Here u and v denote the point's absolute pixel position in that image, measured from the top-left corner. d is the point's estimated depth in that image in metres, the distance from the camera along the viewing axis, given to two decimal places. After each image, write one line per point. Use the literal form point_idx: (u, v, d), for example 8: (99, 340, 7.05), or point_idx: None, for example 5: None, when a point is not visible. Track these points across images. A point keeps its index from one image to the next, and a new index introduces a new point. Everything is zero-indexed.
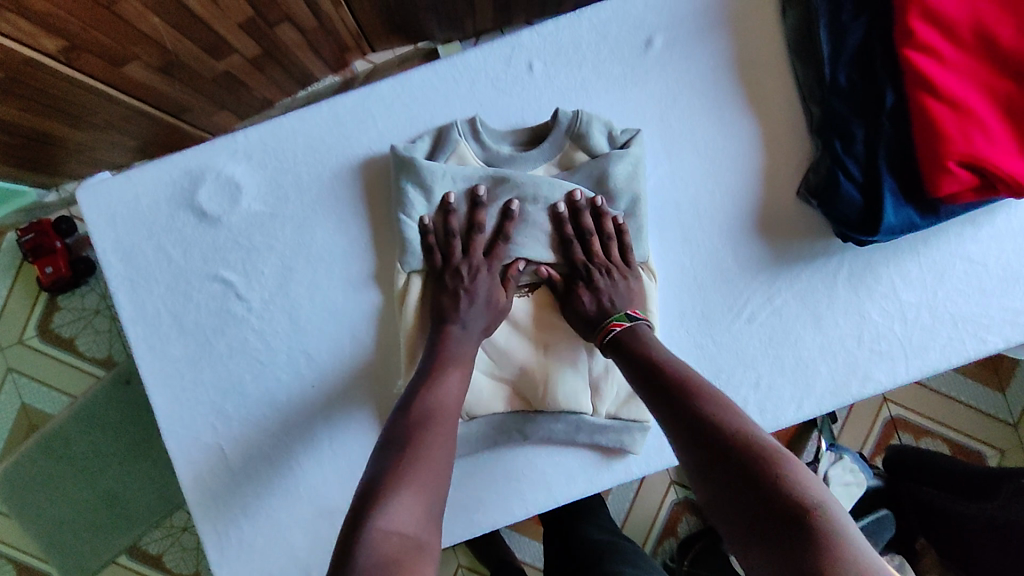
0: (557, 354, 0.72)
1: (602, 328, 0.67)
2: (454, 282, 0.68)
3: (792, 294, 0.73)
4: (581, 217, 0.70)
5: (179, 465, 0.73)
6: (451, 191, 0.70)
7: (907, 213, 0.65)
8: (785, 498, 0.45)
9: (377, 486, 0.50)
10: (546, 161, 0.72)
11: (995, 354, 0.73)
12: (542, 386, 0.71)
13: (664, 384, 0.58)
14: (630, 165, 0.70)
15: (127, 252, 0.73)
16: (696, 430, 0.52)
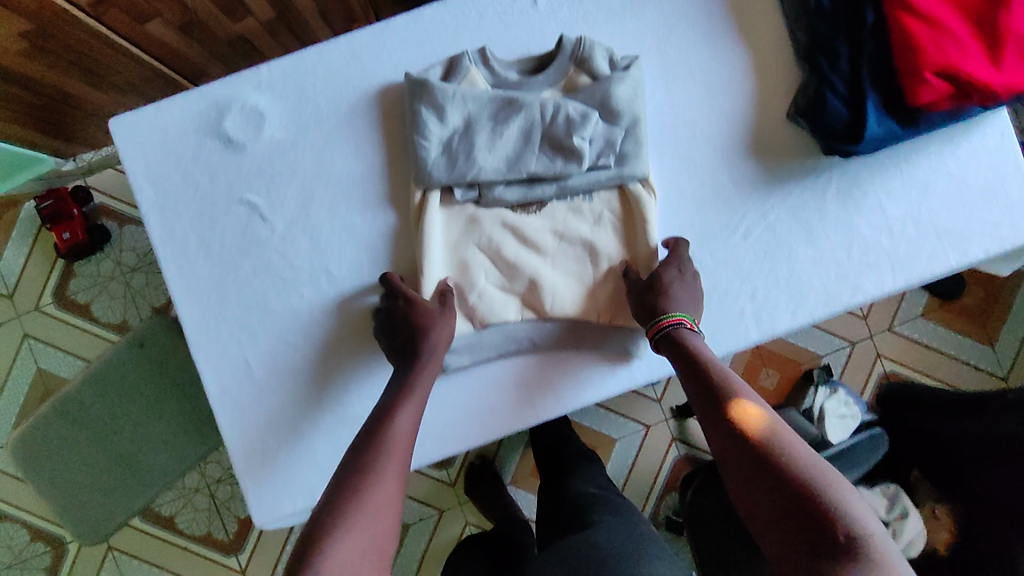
0: (564, 267, 0.77)
1: (658, 322, 0.71)
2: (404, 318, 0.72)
3: (784, 211, 0.77)
4: (584, 129, 0.73)
5: (209, 379, 0.77)
6: (463, 110, 0.74)
7: (889, 125, 0.70)
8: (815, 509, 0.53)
9: (321, 528, 0.54)
10: (551, 86, 0.76)
11: (974, 265, 0.78)
12: (551, 297, 0.76)
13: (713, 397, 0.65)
14: (631, 87, 0.75)
15: (156, 179, 0.77)
16: (737, 438, 0.60)
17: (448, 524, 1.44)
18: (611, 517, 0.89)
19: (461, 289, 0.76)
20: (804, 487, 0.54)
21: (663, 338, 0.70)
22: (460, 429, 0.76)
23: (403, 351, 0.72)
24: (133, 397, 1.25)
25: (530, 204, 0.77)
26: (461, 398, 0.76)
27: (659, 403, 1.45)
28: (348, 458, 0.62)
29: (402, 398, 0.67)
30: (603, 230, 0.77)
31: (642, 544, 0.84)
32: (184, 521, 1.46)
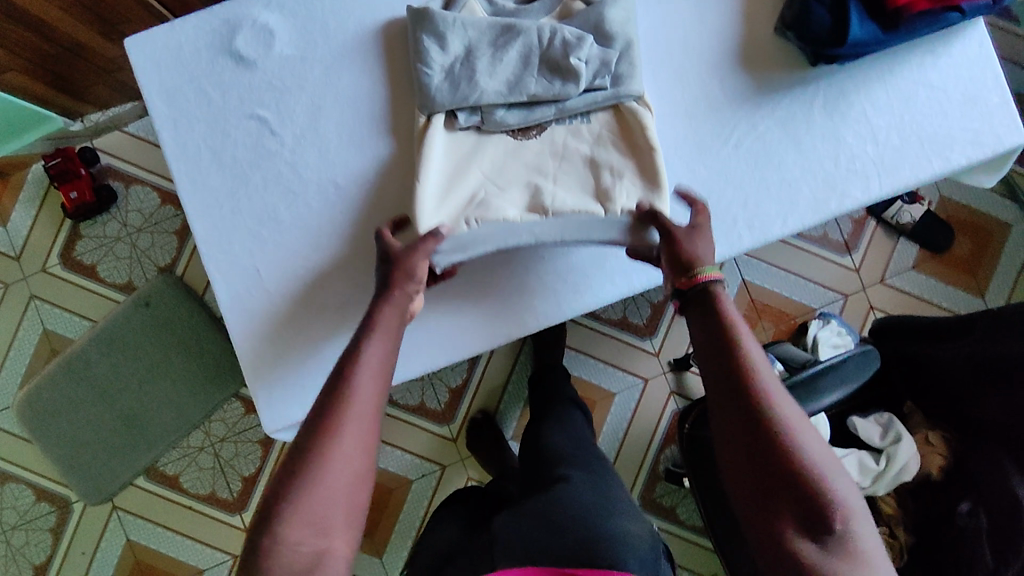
0: (566, 182, 0.78)
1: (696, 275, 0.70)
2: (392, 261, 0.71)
3: (773, 122, 0.80)
4: (579, 51, 0.76)
5: (219, 286, 0.79)
6: (463, 37, 0.77)
7: (871, 28, 0.73)
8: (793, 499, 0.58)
9: (279, 496, 0.57)
10: (547, 14, 0.80)
11: (958, 170, 0.81)
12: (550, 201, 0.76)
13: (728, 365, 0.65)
14: (625, 11, 0.78)
15: (169, 95, 0.80)
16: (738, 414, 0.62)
17: (451, 479, 1.45)
18: (582, 475, 0.89)
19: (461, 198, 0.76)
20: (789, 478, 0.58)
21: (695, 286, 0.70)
22: (459, 329, 0.79)
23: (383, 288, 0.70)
24: (137, 357, 1.43)
25: (530, 131, 0.79)
26: (459, 297, 0.79)
27: (658, 357, 1.47)
28: (309, 418, 0.61)
29: (367, 336, 0.66)
30: (603, 148, 0.78)
31: (606, 503, 0.85)
32: (189, 480, 1.47)
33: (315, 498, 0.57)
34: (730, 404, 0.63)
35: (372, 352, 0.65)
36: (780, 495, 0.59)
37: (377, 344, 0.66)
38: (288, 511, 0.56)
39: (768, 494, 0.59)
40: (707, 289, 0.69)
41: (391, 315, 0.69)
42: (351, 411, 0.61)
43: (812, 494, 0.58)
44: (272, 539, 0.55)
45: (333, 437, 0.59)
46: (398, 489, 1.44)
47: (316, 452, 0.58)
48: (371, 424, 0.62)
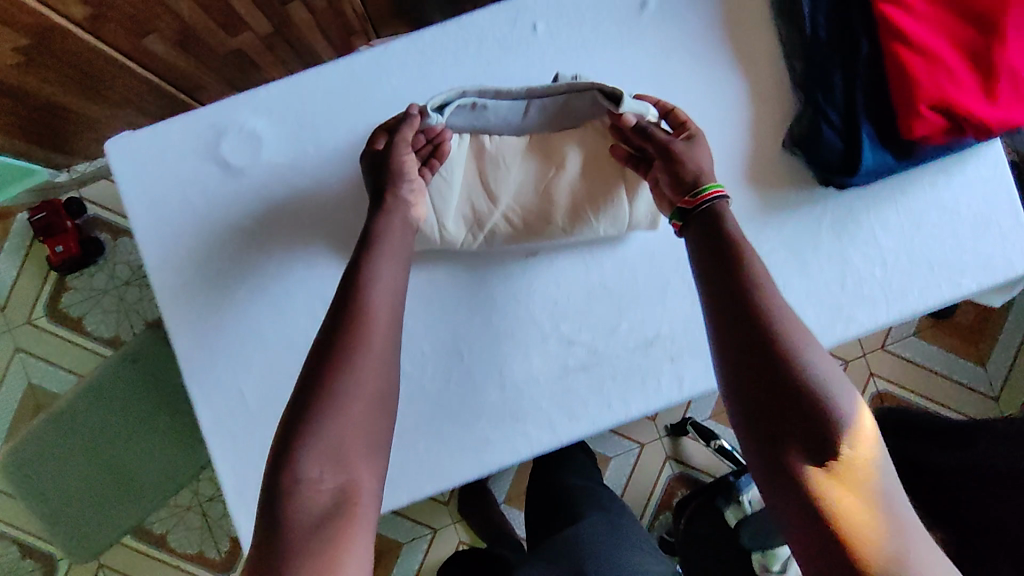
0: (550, 160, 0.78)
1: (701, 192, 0.66)
2: (387, 163, 0.71)
3: (779, 241, 0.78)
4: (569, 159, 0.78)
5: (202, 408, 0.77)
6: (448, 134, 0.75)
7: (884, 156, 0.70)
8: (807, 422, 0.53)
9: (295, 432, 0.55)
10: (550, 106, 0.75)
11: (967, 297, 0.78)
12: (549, 159, 0.78)
13: (731, 284, 0.60)
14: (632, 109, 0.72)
15: (150, 204, 0.77)
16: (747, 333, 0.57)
17: (442, 543, 1.42)
18: (601, 515, 0.88)
19: (468, 163, 0.78)
20: (801, 400, 0.54)
21: (701, 211, 0.66)
22: (447, 454, 0.78)
23: (376, 193, 0.71)
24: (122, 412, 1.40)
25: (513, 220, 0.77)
26: (446, 416, 0.78)
27: (655, 421, 1.45)
28: (317, 345, 0.60)
29: (373, 260, 0.66)
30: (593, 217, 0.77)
31: (622, 541, 0.84)
32: (176, 539, 1.45)
33: (335, 429, 0.56)
34: (732, 327, 0.58)
35: (384, 285, 0.65)
36: (787, 420, 0.54)
37: (388, 266, 0.66)
38: (303, 450, 0.54)
39: (779, 418, 0.54)
40: (712, 212, 0.65)
41: (394, 228, 0.69)
42: (368, 339, 0.61)
43: (825, 415, 0.53)
44: (287, 477, 0.54)
45: (349, 370, 0.59)
46: (388, 552, 1.42)
47: (333, 389, 0.57)
48: (378, 354, 0.61)
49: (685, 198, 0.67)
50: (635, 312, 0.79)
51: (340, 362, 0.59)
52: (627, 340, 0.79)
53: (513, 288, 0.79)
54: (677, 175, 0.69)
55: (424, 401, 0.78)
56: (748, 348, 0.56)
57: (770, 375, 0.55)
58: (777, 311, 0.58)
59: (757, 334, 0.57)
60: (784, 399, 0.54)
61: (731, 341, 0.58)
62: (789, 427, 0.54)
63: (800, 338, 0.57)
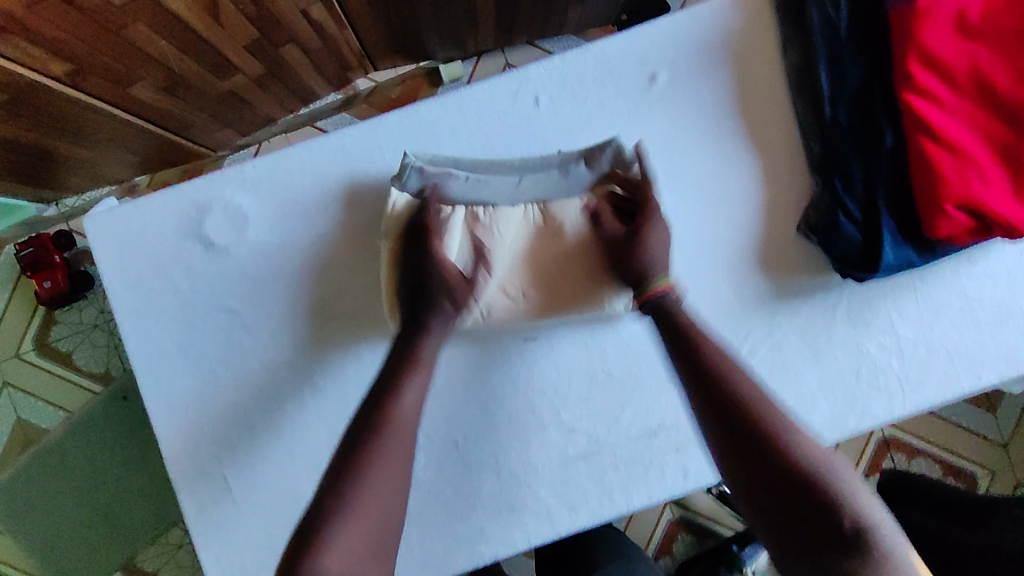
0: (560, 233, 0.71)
1: (650, 288, 0.65)
2: (432, 276, 0.67)
3: (791, 329, 0.74)
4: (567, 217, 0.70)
5: (184, 497, 0.73)
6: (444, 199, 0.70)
7: (906, 253, 0.66)
8: (811, 501, 0.53)
9: (322, 518, 0.54)
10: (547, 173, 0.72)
11: (988, 388, 0.75)
12: (544, 226, 0.71)
13: (709, 372, 0.61)
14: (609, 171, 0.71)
15: (131, 281, 0.74)
16: (730, 425, 0.58)
17: None
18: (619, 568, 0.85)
19: (467, 238, 0.70)
20: (798, 482, 0.54)
21: (648, 308, 0.66)
22: (440, 549, 0.74)
23: (417, 312, 0.67)
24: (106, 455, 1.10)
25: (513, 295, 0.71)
26: (441, 508, 0.74)
27: None
28: (344, 442, 0.59)
29: (410, 372, 0.63)
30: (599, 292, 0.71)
31: None
32: None
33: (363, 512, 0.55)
34: (717, 414, 0.59)
35: (416, 380, 0.63)
36: (788, 503, 0.54)
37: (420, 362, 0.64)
38: (332, 537, 0.52)
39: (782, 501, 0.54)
40: (660, 308, 0.65)
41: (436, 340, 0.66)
42: (392, 434, 0.59)
43: (825, 491, 0.53)
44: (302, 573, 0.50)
45: (377, 452, 0.58)
46: None
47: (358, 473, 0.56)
48: (408, 441, 0.60)
49: (639, 296, 0.66)
50: (639, 402, 0.75)
51: (371, 452, 0.58)
52: (629, 429, 0.75)
53: (511, 373, 0.75)
54: (628, 270, 0.67)
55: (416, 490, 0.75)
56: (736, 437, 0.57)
57: (762, 459, 0.56)
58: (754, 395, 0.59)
59: (743, 421, 0.58)
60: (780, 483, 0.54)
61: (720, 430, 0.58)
62: (793, 511, 0.53)
63: (783, 419, 0.58)
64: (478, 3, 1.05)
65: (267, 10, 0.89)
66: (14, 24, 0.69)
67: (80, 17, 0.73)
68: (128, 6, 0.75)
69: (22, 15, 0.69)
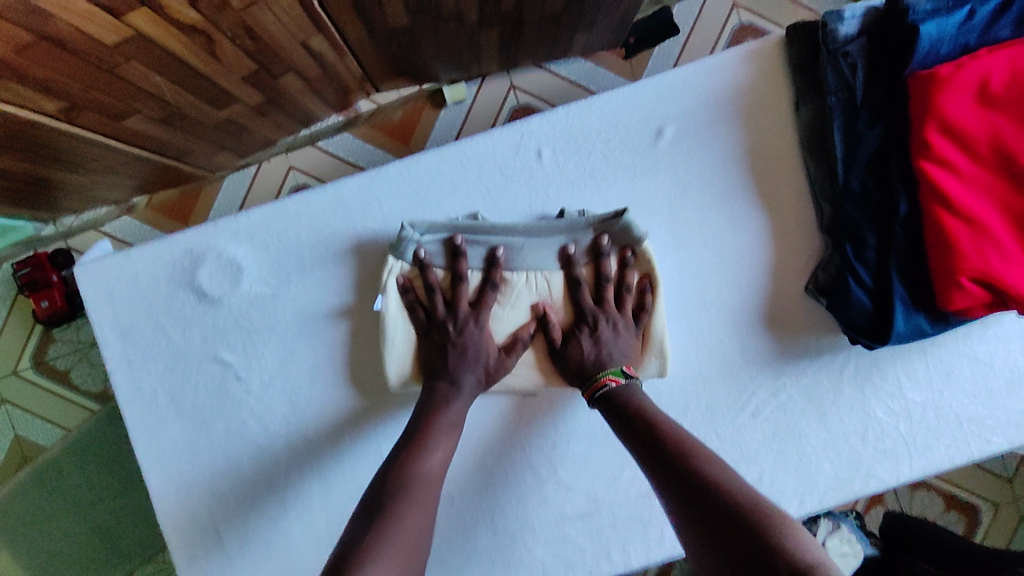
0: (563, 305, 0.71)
1: (595, 380, 0.66)
2: (455, 340, 0.68)
3: (797, 390, 0.72)
4: (575, 267, 0.70)
5: (176, 548, 0.72)
6: (421, 247, 0.70)
7: (917, 322, 0.64)
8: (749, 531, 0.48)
9: (351, 558, 0.50)
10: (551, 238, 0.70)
11: (999, 454, 0.73)
12: (553, 299, 0.71)
13: (654, 439, 0.59)
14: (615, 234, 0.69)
15: (124, 330, 0.73)
16: (672, 471, 0.56)
17: None
18: None
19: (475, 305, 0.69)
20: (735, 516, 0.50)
21: (598, 396, 0.65)
22: None
23: (448, 373, 0.67)
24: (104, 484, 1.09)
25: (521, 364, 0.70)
26: (436, 564, 0.73)
27: None
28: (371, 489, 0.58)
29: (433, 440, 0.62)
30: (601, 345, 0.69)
31: None
32: None
33: (393, 550, 0.51)
34: (664, 481, 0.56)
35: (443, 442, 0.62)
36: (739, 553, 0.47)
37: (447, 424, 0.64)
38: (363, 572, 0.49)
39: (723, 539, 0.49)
40: (607, 397, 0.64)
41: (467, 399, 0.66)
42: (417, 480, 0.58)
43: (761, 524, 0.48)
44: None
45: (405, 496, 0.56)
46: None
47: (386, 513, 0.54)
48: (436, 489, 0.59)
49: (584, 391, 0.66)
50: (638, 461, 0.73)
51: (399, 498, 0.56)
52: (628, 488, 0.73)
53: (509, 430, 0.73)
54: (574, 365, 0.68)
55: None
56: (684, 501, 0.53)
57: (710, 515, 0.51)
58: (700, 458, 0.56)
59: (685, 475, 0.55)
60: (729, 533, 0.49)
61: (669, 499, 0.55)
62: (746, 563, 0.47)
63: (728, 471, 0.55)
64: (482, 31, 1.03)
65: (267, 44, 0.87)
66: (4, 68, 0.67)
67: (76, 61, 0.72)
68: (122, 47, 0.73)
69: (13, 60, 0.67)
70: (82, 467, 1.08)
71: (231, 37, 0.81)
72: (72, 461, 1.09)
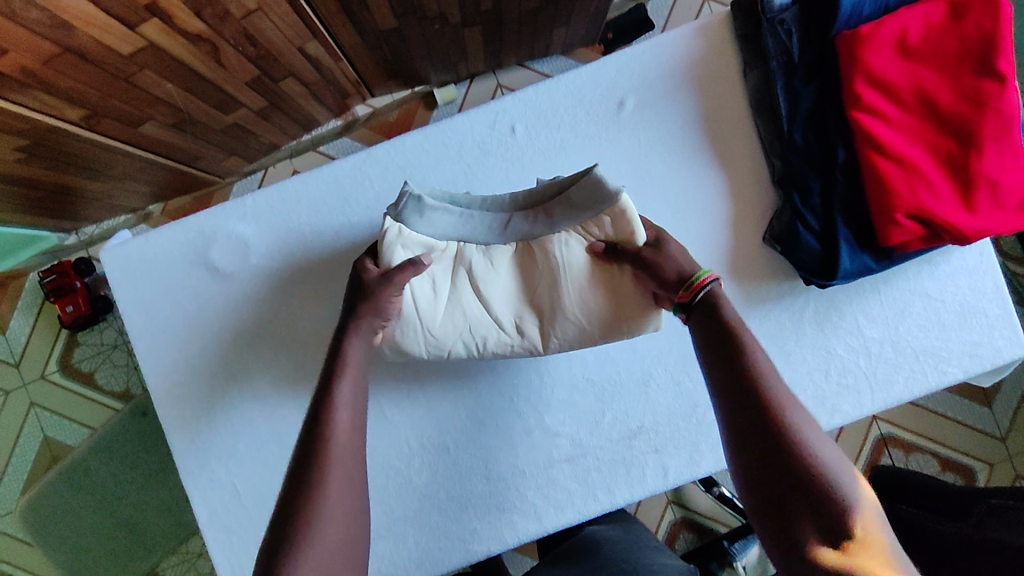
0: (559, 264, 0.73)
1: (695, 283, 0.63)
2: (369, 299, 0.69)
3: (762, 333, 0.78)
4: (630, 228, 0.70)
5: (198, 505, 0.79)
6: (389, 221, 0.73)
7: (862, 259, 0.70)
8: (807, 480, 0.50)
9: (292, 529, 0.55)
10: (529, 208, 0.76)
11: (955, 384, 0.78)
12: (535, 261, 0.75)
13: (727, 361, 0.57)
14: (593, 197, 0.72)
15: (144, 307, 0.80)
16: (743, 400, 0.55)
17: None
18: (612, 527, 0.88)
19: (464, 275, 0.74)
20: (797, 462, 0.51)
21: (699, 301, 0.63)
22: (434, 548, 0.78)
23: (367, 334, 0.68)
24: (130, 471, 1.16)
25: (524, 325, 0.74)
26: (436, 509, 0.79)
27: None
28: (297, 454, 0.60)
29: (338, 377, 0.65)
30: (559, 314, 0.73)
31: (639, 547, 0.83)
32: None
33: (327, 527, 0.56)
34: (732, 413, 0.55)
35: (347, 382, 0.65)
36: (790, 501, 0.50)
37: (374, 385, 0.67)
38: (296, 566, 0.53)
39: (784, 483, 0.51)
40: (710, 298, 0.62)
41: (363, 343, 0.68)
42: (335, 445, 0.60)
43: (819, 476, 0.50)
44: None
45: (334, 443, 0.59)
46: None
47: None
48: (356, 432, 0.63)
49: (680, 293, 0.64)
50: (618, 405, 0.79)
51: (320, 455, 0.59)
52: (609, 432, 0.79)
53: (498, 382, 0.79)
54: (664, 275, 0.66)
55: (411, 495, 0.79)
56: (764, 467, 0.52)
57: (771, 463, 0.51)
58: (787, 405, 0.54)
59: (752, 407, 0.54)
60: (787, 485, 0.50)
61: (737, 442, 0.54)
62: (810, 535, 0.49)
63: (794, 408, 0.54)
64: (465, 31, 1.11)
65: (265, 50, 0.95)
66: (32, 77, 0.76)
67: (95, 70, 0.80)
68: (136, 56, 0.82)
69: (38, 69, 0.75)
70: (109, 461, 1.13)
71: (232, 45, 0.90)
72: (98, 456, 1.13)
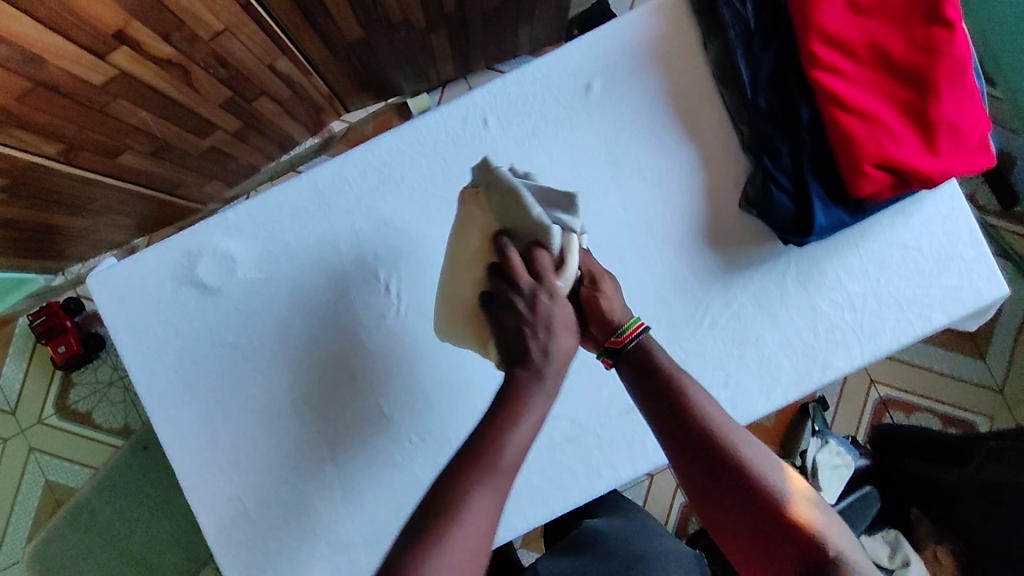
0: None
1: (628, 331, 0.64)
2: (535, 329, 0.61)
3: (747, 297, 0.79)
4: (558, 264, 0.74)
5: (206, 522, 0.79)
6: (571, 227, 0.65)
7: (836, 213, 0.72)
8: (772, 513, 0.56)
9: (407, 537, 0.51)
10: None
11: (940, 329, 0.80)
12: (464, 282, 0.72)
13: (671, 413, 0.60)
14: None
15: (136, 330, 0.81)
16: (695, 451, 0.58)
17: None
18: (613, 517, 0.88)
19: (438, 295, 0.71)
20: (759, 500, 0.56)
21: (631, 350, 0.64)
22: None
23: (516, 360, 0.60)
24: None
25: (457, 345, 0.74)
26: None
27: None
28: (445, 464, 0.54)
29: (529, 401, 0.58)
30: None
31: (644, 534, 0.83)
32: None
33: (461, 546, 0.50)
34: (688, 464, 0.59)
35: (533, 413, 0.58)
36: (762, 533, 0.56)
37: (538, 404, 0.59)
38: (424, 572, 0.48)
39: (752, 519, 0.56)
40: (641, 350, 0.64)
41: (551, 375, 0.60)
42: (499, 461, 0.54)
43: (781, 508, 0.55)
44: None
45: None
46: None
47: None
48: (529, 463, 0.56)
49: (611, 338, 0.65)
50: (613, 382, 0.79)
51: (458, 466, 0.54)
52: (607, 409, 0.79)
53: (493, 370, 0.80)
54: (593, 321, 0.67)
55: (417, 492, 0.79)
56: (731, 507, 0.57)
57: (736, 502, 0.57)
58: (736, 445, 0.58)
59: (707, 456, 0.58)
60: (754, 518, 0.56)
61: (700, 489, 0.59)
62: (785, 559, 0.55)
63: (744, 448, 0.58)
64: (432, 36, 1.13)
65: (237, 70, 0.96)
66: (7, 114, 0.76)
67: (70, 102, 0.81)
68: (109, 85, 0.83)
69: (13, 106, 0.76)
70: (112, 501, 1.07)
71: (204, 67, 0.91)
72: (100, 496, 1.07)
